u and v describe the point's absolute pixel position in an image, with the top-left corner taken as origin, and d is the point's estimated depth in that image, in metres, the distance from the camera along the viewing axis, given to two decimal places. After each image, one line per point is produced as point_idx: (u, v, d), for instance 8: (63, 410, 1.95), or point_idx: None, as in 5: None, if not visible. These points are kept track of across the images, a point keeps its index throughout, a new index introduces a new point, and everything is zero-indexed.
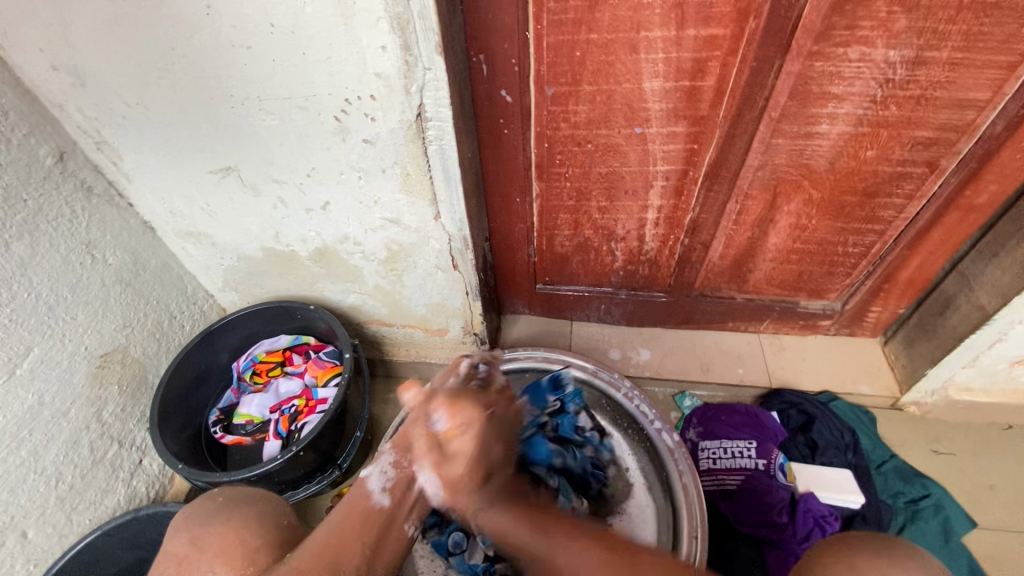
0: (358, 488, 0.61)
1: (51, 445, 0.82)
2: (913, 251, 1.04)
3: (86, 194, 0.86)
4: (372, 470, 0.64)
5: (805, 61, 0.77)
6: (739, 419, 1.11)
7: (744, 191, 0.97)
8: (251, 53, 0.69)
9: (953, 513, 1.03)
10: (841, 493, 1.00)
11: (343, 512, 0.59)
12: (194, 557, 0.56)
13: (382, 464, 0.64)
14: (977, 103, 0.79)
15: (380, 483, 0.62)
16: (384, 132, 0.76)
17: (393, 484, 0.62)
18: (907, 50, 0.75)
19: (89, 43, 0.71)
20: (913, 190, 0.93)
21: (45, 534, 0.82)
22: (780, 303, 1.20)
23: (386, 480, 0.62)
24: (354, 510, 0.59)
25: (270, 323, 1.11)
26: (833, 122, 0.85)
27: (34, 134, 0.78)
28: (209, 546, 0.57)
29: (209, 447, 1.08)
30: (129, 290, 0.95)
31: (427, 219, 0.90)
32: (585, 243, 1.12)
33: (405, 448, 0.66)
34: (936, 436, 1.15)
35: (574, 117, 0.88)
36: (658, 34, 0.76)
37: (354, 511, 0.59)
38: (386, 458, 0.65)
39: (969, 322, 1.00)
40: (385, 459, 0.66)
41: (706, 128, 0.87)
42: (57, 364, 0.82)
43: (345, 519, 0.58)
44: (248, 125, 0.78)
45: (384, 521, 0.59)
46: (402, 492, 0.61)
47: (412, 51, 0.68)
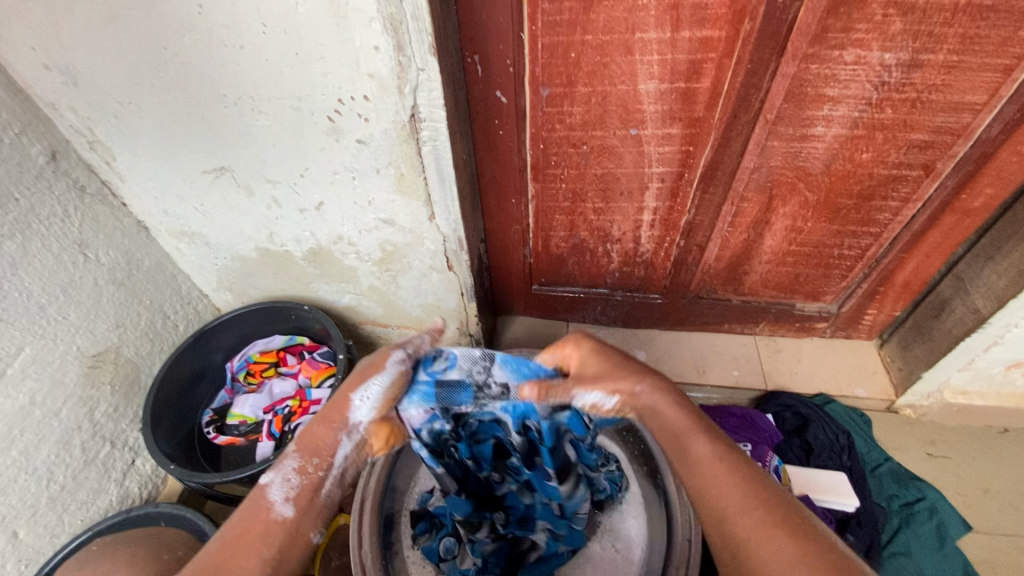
0: (258, 496, 0.62)
1: (43, 445, 0.81)
2: (909, 254, 1.03)
3: (79, 194, 0.86)
4: (274, 476, 0.63)
5: (801, 63, 0.77)
6: (734, 421, 1.11)
7: (740, 193, 0.97)
8: (244, 52, 0.69)
9: (948, 517, 1.03)
10: (839, 496, 0.98)
11: (239, 523, 0.59)
12: None
13: (284, 471, 0.63)
14: (974, 106, 0.79)
15: (281, 491, 0.62)
16: (378, 132, 0.76)
17: (297, 491, 0.62)
18: (903, 53, 0.74)
19: (81, 42, 0.70)
20: (909, 193, 0.93)
21: (36, 534, 0.81)
22: (776, 305, 1.20)
23: (289, 488, 0.62)
24: (255, 518, 0.60)
25: (264, 323, 1.11)
26: (829, 124, 0.85)
27: (26, 133, 0.77)
28: None
29: (202, 448, 1.06)
30: (123, 289, 0.94)
31: (422, 220, 0.89)
32: (581, 244, 1.12)
33: (309, 453, 0.65)
34: (931, 439, 1.15)
35: (569, 119, 0.88)
36: (654, 35, 0.75)
37: (254, 519, 0.60)
38: (290, 465, 0.64)
39: (964, 326, 1.00)
40: (289, 464, 0.64)
41: (702, 129, 0.87)
42: (49, 364, 0.82)
43: (244, 529, 0.59)
44: (241, 125, 0.78)
45: (288, 530, 0.60)
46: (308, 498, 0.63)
47: (405, 50, 0.67)
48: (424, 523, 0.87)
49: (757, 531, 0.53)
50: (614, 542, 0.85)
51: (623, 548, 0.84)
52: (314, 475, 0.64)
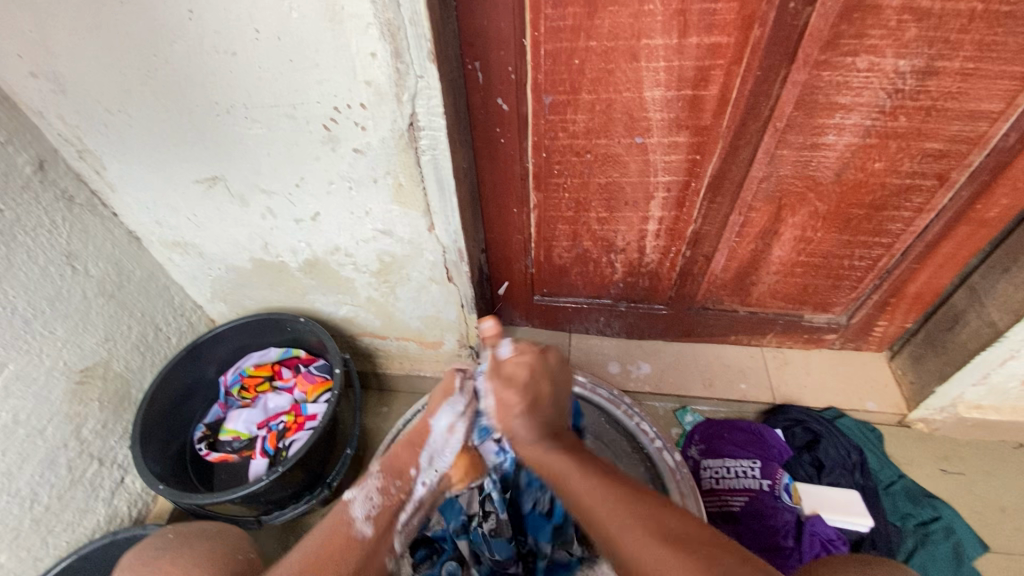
0: (341, 511, 0.63)
1: (27, 465, 0.78)
2: (921, 265, 1.01)
3: (68, 204, 0.83)
4: (357, 493, 0.67)
5: (812, 70, 0.74)
6: (743, 437, 1.07)
7: (748, 203, 0.95)
8: (236, 59, 0.66)
9: (964, 537, 0.99)
10: (852, 516, 0.96)
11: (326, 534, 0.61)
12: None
13: (366, 489, 0.67)
14: (990, 114, 0.77)
15: (363, 508, 0.65)
16: (376, 141, 0.74)
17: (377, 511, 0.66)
18: (918, 60, 0.72)
19: (68, 48, 0.68)
20: (922, 204, 0.90)
21: (18, 558, 0.78)
22: (784, 317, 1.17)
23: (371, 507, 0.66)
24: (337, 532, 0.61)
25: (258, 335, 1.07)
26: (840, 133, 0.82)
27: (13, 142, 0.75)
28: None
29: (194, 464, 1.03)
30: (113, 302, 0.92)
31: (421, 231, 0.87)
32: (584, 254, 1.09)
33: (392, 475, 0.70)
34: (945, 455, 1.12)
35: (572, 127, 0.86)
36: (660, 41, 0.73)
37: (336, 531, 0.61)
38: (371, 483, 0.68)
39: (979, 339, 0.97)
40: (371, 482, 0.69)
41: (709, 138, 0.84)
42: (35, 380, 0.79)
43: (325, 543, 0.60)
44: (234, 133, 0.75)
45: (367, 548, 0.62)
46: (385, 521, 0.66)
47: (404, 57, 0.65)
48: (424, 550, 0.87)
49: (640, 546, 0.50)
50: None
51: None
52: (395, 499, 0.69)
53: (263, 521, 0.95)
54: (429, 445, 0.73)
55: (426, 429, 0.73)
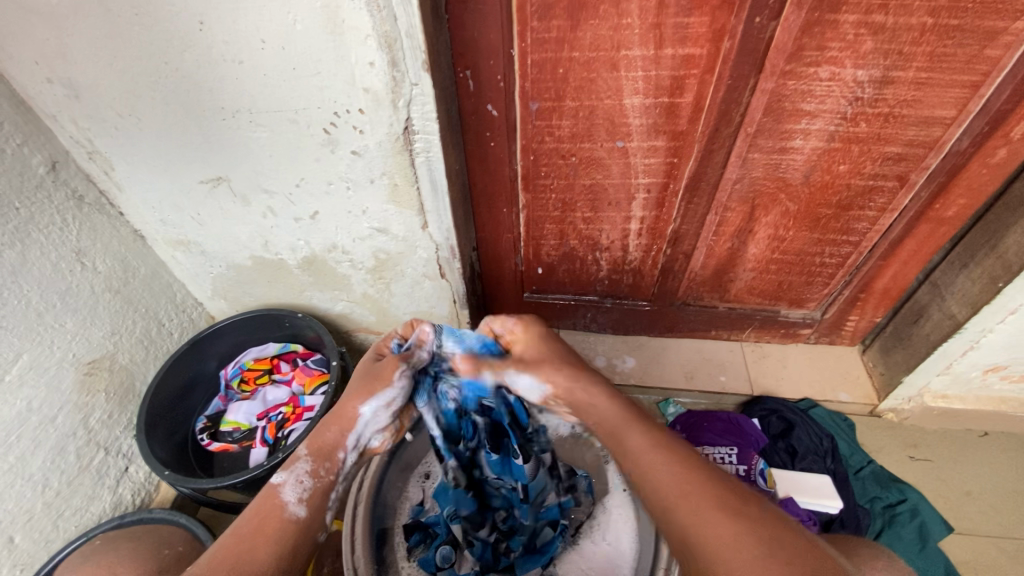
0: (272, 496, 0.65)
1: (38, 451, 0.82)
2: (887, 262, 1.07)
3: (77, 203, 0.87)
4: (288, 476, 0.68)
5: (779, 79, 0.80)
6: (721, 426, 1.13)
7: (724, 204, 1.00)
8: (243, 68, 0.71)
9: (929, 518, 1.05)
10: (819, 498, 1.02)
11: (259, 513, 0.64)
12: None
13: (298, 473, 0.68)
14: (943, 120, 0.83)
15: (295, 492, 0.66)
16: (372, 144, 0.78)
17: (309, 493, 0.67)
18: (875, 70, 0.78)
19: (82, 56, 0.72)
20: (885, 204, 0.97)
21: (31, 540, 0.82)
22: (761, 312, 1.23)
23: (303, 490, 0.67)
24: (269, 518, 0.63)
25: (258, 331, 1.12)
26: (807, 137, 0.88)
27: (27, 144, 0.79)
28: None
29: (196, 454, 1.07)
30: (119, 297, 0.96)
31: (415, 229, 0.92)
32: (570, 252, 1.14)
33: (321, 457, 0.71)
34: (913, 442, 1.18)
35: (558, 131, 0.91)
36: (638, 52, 0.79)
37: (268, 518, 0.64)
38: (301, 468, 0.69)
39: (940, 331, 1.03)
40: (301, 467, 0.69)
41: (686, 142, 0.90)
42: (46, 370, 0.83)
43: (257, 524, 0.63)
44: (238, 136, 0.80)
45: (301, 527, 0.65)
46: (318, 501, 0.67)
47: (399, 66, 0.70)
48: (418, 534, 0.89)
49: (700, 522, 0.55)
50: (604, 534, 0.88)
51: (612, 540, 0.87)
52: (325, 479, 0.70)
53: None
54: (356, 429, 0.75)
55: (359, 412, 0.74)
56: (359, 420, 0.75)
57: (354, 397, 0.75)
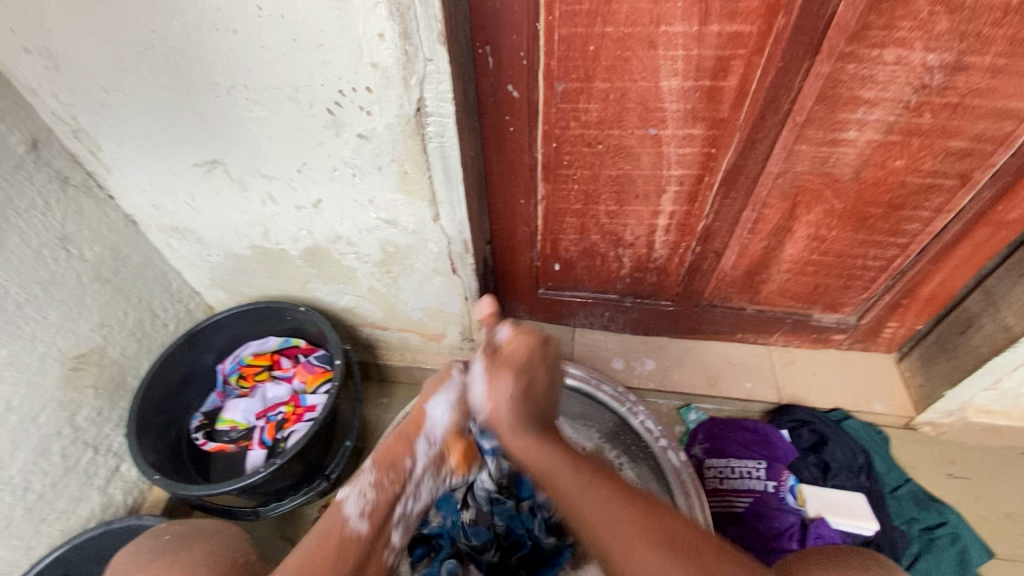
0: (334, 513, 0.62)
1: (19, 452, 0.77)
2: (936, 267, 0.98)
3: (62, 186, 0.81)
4: (350, 491, 0.64)
5: (837, 63, 0.71)
6: (747, 437, 1.06)
7: (762, 199, 0.92)
8: (238, 38, 0.63)
9: (969, 543, 0.98)
10: (857, 519, 0.95)
11: (318, 537, 0.60)
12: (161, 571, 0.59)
13: (360, 486, 0.65)
14: (1019, 112, 0.74)
15: (358, 505, 0.63)
16: (381, 127, 0.71)
17: (372, 507, 0.64)
18: (948, 54, 0.69)
19: (61, 22, 0.64)
20: (941, 204, 0.88)
21: (9, 547, 0.78)
22: (792, 316, 1.15)
23: (365, 503, 0.64)
24: (330, 534, 0.60)
25: (258, 324, 1.06)
26: (862, 129, 0.79)
27: (5, 120, 0.72)
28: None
29: (191, 454, 1.02)
30: (108, 287, 0.89)
31: (426, 221, 0.84)
32: (591, 248, 1.07)
33: (384, 468, 0.67)
34: (951, 459, 1.11)
35: (584, 116, 0.83)
36: (680, 28, 0.70)
37: (330, 536, 0.60)
38: (365, 480, 0.66)
39: (992, 343, 0.95)
40: (365, 480, 0.67)
41: (726, 131, 0.82)
42: (27, 366, 0.77)
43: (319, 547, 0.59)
44: (234, 115, 0.73)
45: (364, 547, 0.61)
46: (381, 517, 0.64)
47: (412, 39, 0.62)
48: (421, 548, 0.84)
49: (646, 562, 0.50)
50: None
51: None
52: (389, 491, 0.66)
53: (260, 513, 0.94)
54: (424, 433, 0.71)
55: (422, 413, 0.71)
56: (426, 421, 0.71)
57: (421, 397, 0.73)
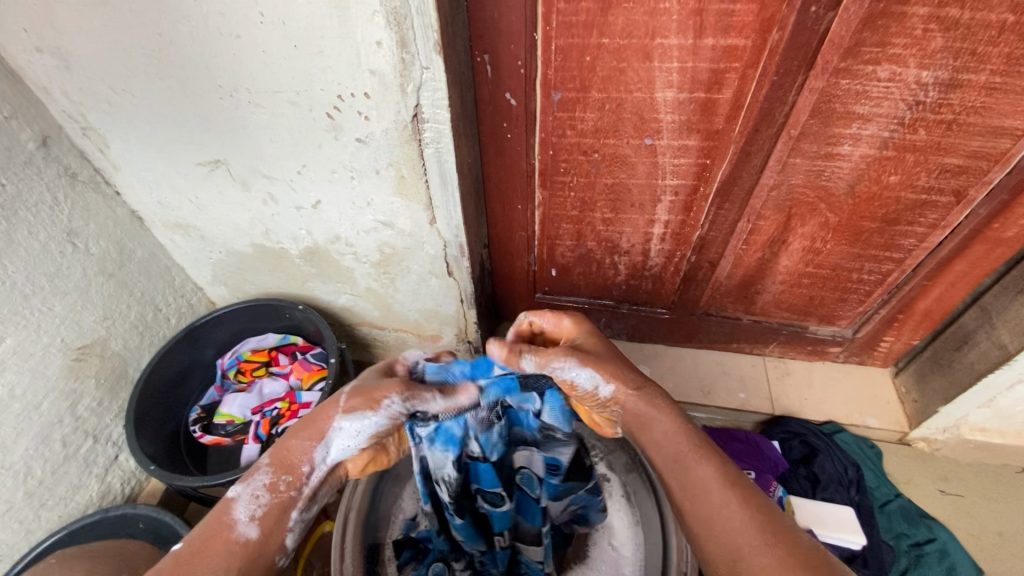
0: (223, 513, 0.58)
1: (21, 439, 0.79)
2: (932, 282, 0.98)
3: (70, 181, 0.83)
4: (241, 491, 0.59)
5: (831, 78, 0.72)
6: (739, 447, 1.07)
7: (757, 211, 0.93)
8: (241, 43, 0.65)
9: (959, 560, 0.98)
10: (846, 535, 0.95)
11: (202, 539, 0.56)
12: None
13: (253, 488, 0.59)
14: (1014, 131, 0.74)
15: (248, 509, 0.59)
16: (379, 132, 0.72)
17: (264, 510, 0.59)
18: (942, 71, 0.69)
19: (73, 24, 0.67)
20: (937, 220, 0.88)
21: (10, 531, 0.80)
22: (788, 327, 1.15)
23: (256, 508, 0.59)
24: (216, 536, 0.56)
25: (258, 321, 1.08)
26: (856, 143, 0.80)
27: (16, 116, 0.74)
28: None
29: (188, 448, 1.04)
30: (113, 281, 0.92)
31: (422, 224, 0.86)
32: (587, 254, 1.08)
33: (281, 470, 0.61)
34: (944, 476, 1.10)
35: (580, 125, 0.84)
36: (675, 41, 0.71)
37: (215, 538, 0.56)
38: (258, 482, 0.60)
39: (988, 360, 0.94)
40: (258, 479, 0.60)
41: (720, 142, 0.82)
42: (31, 356, 0.79)
43: (200, 549, 0.56)
44: (236, 116, 0.74)
45: (250, 552, 0.57)
46: (274, 520, 0.59)
47: (409, 47, 0.63)
48: (410, 551, 0.80)
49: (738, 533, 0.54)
50: (609, 539, 0.80)
51: (619, 545, 0.79)
52: (285, 495, 0.60)
53: None
54: (327, 444, 0.63)
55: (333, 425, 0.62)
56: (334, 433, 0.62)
57: (337, 405, 0.63)
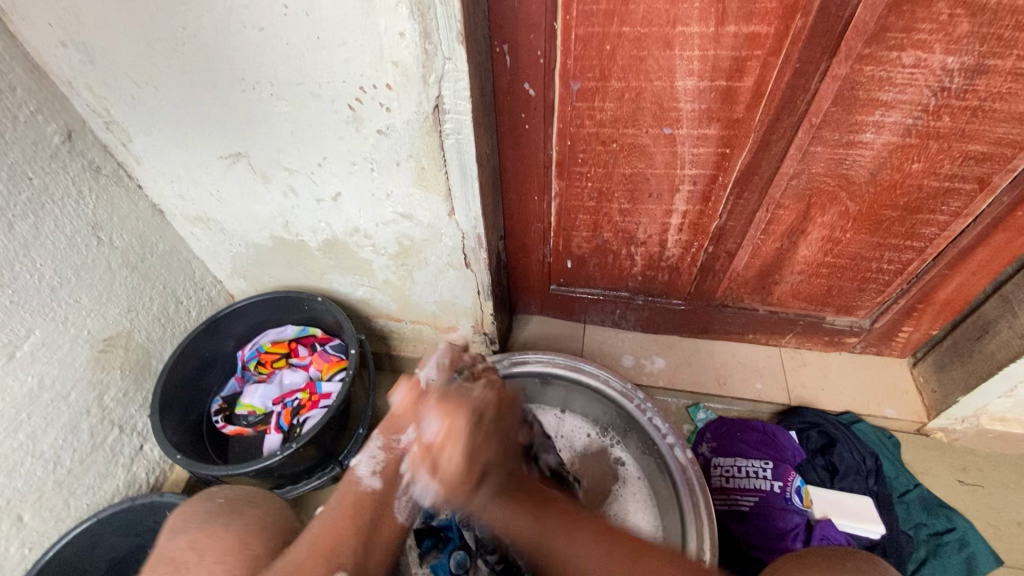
0: (349, 474, 0.63)
1: (50, 429, 0.81)
2: (952, 271, 0.97)
3: (94, 175, 0.84)
4: (362, 455, 0.64)
5: (855, 64, 0.71)
6: (756, 437, 1.07)
7: (777, 201, 0.92)
8: (264, 35, 0.66)
9: (978, 550, 0.98)
10: (863, 522, 0.95)
11: (336, 498, 0.61)
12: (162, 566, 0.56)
13: (371, 449, 0.65)
14: None
15: (370, 466, 0.63)
16: (400, 123, 0.73)
17: (383, 466, 0.64)
18: (968, 57, 0.68)
19: (98, 19, 0.67)
20: (959, 208, 0.87)
21: (42, 518, 0.81)
22: (805, 318, 1.15)
23: (377, 463, 0.63)
24: (345, 496, 0.61)
25: (277, 312, 1.09)
26: (879, 131, 0.79)
27: (42, 111, 0.75)
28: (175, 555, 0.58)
29: (210, 437, 1.05)
30: (136, 274, 0.93)
31: (441, 215, 0.86)
32: (604, 245, 1.08)
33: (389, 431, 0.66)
34: (963, 466, 1.10)
35: (599, 115, 0.84)
36: (696, 29, 0.70)
37: (346, 495, 0.61)
38: (375, 443, 0.65)
39: (1008, 350, 0.93)
40: (374, 442, 0.66)
41: (741, 131, 0.82)
42: (60, 348, 0.81)
43: (337, 507, 0.60)
44: (257, 109, 0.75)
45: (379, 500, 0.61)
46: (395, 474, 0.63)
47: (432, 37, 0.63)
48: (430, 539, 0.87)
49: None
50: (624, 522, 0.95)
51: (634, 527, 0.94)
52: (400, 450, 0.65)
53: (277, 493, 0.96)
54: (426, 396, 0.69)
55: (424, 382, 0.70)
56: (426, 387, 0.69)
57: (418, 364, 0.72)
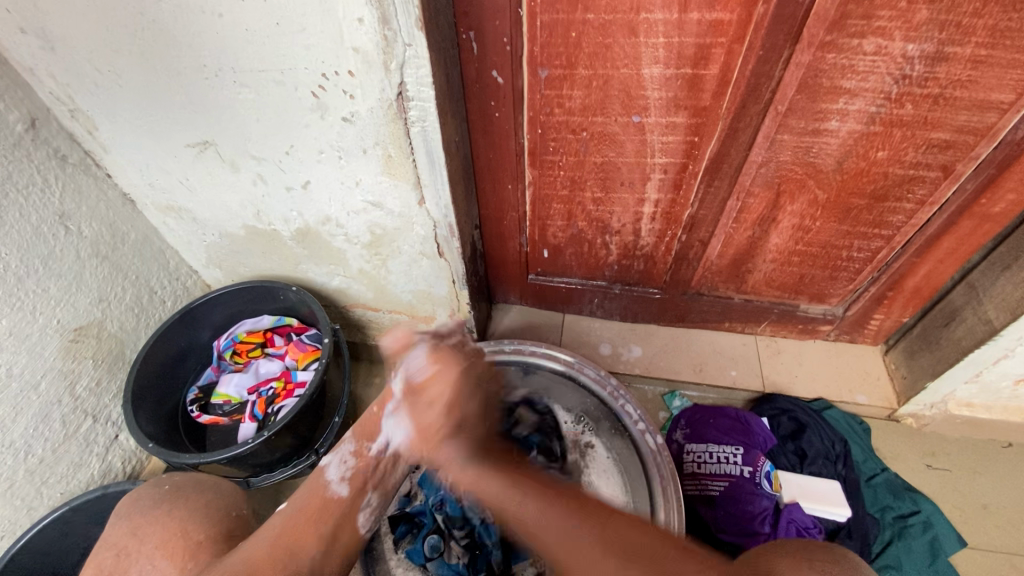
0: (317, 475, 0.63)
1: (20, 418, 0.81)
2: (920, 259, 0.99)
3: (60, 163, 0.83)
4: (331, 458, 0.65)
5: (817, 52, 0.71)
6: (728, 423, 1.08)
7: (746, 188, 0.93)
8: (223, 22, 0.65)
9: (941, 532, 1.00)
10: (829, 505, 0.97)
11: (303, 496, 0.61)
12: (133, 548, 0.58)
13: (342, 453, 0.66)
14: (1000, 104, 0.73)
15: (339, 471, 0.64)
16: (364, 111, 0.73)
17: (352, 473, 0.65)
18: (928, 44, 0.69)
19: (56, 5, 0.67)
20: (925, 196, 0.88)
21: (13, 507, 0.82)
22: (779, 306, 1.16)
23: (347, 469, 0.64)
24: (313, 499, 0.60)
25: (253, 302, 1.09)
26: (844, 119, 0.80)
27: (4, 98, 0.75)
28: (137, 539, 0.58)
29: (185, 427, 1.06)
30: (107, 263, 0.93)
31: (411, 204, 0.86)
32: (578, 234, 1.08)
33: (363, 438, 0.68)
34: (931, 450, 1.11)
35: (568, 103, 0.84)
36: (660, 16, 0.70)
37: (312, 497, 0.61)
38: (347, 447, 0.67)
39: (973, 336, 0.95)
40: (345, 448, 0.67)
41: (708, 119, 0.82)
42: (28, 337, 0.81)
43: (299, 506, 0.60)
44: (222, 97, 0.75)
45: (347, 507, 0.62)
46: (360, 482, 0.64)
47: (391, 24, 0.63)
48: (404, 525, 0.88)
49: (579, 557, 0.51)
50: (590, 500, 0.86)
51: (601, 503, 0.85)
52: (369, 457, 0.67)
53: (252, 483, 0.97)
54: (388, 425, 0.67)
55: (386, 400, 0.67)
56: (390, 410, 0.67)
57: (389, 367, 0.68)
